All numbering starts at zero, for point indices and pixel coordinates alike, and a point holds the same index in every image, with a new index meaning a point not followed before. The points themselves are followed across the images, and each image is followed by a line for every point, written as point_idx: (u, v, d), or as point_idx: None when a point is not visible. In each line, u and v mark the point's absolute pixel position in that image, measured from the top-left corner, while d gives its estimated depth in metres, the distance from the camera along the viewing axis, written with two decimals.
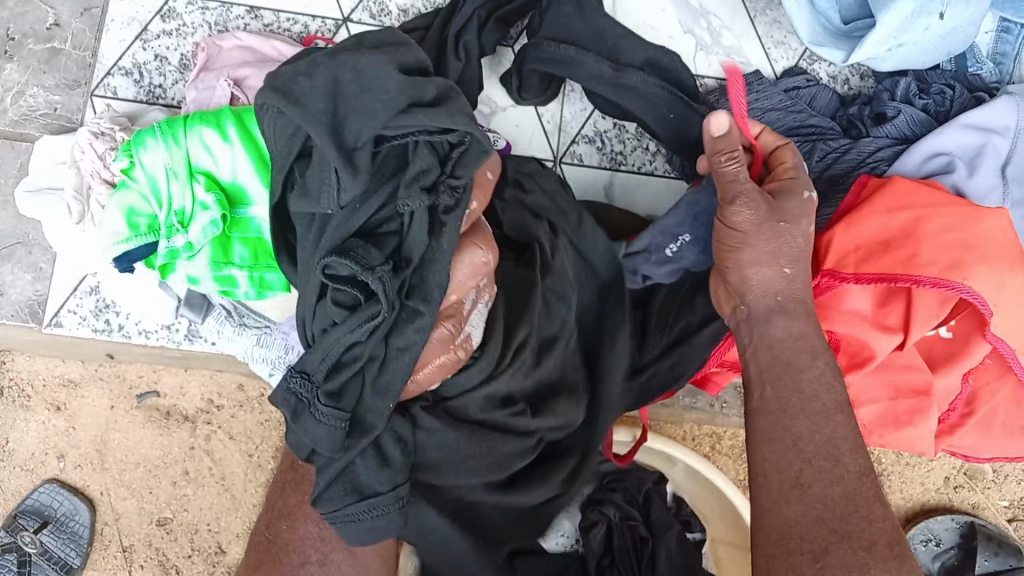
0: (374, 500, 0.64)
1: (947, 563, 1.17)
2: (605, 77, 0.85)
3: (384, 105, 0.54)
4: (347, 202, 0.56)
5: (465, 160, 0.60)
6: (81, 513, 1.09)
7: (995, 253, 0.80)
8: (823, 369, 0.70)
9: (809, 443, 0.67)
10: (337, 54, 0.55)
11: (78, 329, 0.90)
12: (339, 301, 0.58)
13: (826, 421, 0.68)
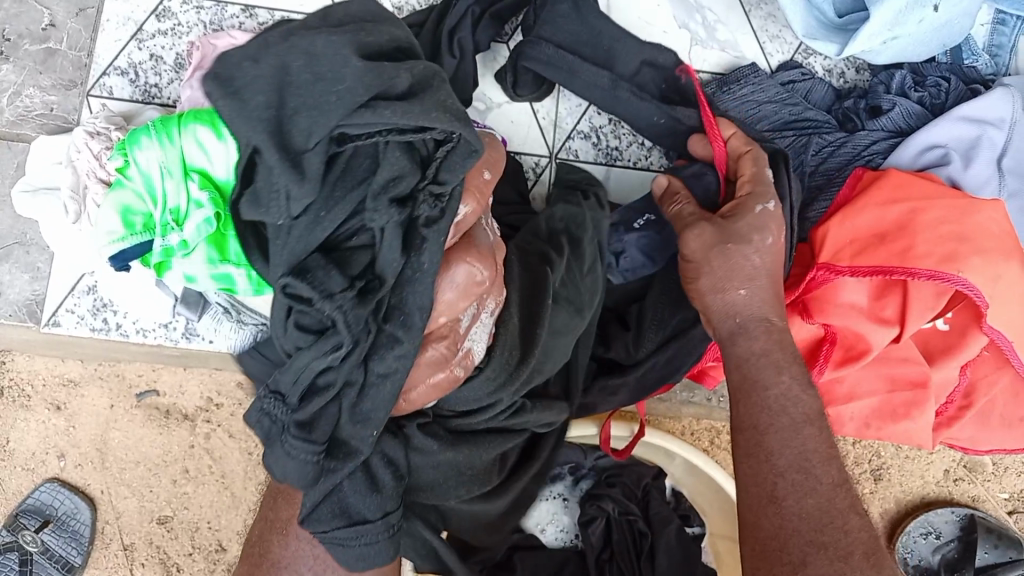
0: (363, 526, 0.58)
1: (946, 556, 1.17)
2: (603, 87, 0.88)
3: (335, 104, 0.42)
4: (301, 216, 0.45)
5: (449, 160, 0.48)
6: (81, 511, 1.10)
7: (989, 245, 0.81)
8: (788, 384, 0.71)
9: (780, 458, 0.68)
10: (285, 37, 0.43)
11: (76, 329, 0.90)
12: (303, 325, 0.49)
13: (796, 434, 0.69)
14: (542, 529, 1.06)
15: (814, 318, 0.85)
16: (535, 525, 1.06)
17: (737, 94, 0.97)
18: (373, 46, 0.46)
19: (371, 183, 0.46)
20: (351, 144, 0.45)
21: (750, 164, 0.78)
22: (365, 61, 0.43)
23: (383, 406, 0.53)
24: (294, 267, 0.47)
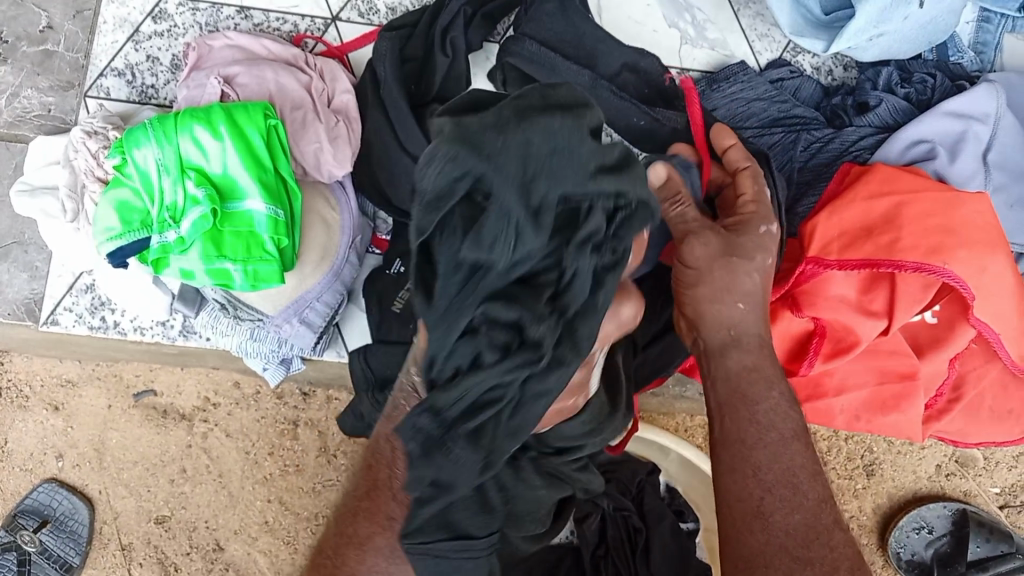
0: (468, 541, 0.57)
1: (939, 550, 1.18)
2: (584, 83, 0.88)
3: (574, 163, 0.46)
4: (516, 260, 0.46)
5: (630, 220, 0.50)
6: (79, 511, 1.11)
7: (977, 237, 0.82)
8: (778, 399, 0.71)
9: (767, 472, 0.67)
10: (524, 115, 0.45)
11: (75, 327, 0.90)
12: (492, 340, 0.47)
13: (783, 451, 0.68)
14: None
15: (803, 311, 0.87)
16: None
17: (727, 92, 0.98)
18: (590, 126, 0.48)
19: (570, 239, 0.47)
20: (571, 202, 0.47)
21: (750, 182, 0.78)
22: (594, 143, 0.47)
23: (534, 418, 0.51)
24: (499, 294, 0.47)
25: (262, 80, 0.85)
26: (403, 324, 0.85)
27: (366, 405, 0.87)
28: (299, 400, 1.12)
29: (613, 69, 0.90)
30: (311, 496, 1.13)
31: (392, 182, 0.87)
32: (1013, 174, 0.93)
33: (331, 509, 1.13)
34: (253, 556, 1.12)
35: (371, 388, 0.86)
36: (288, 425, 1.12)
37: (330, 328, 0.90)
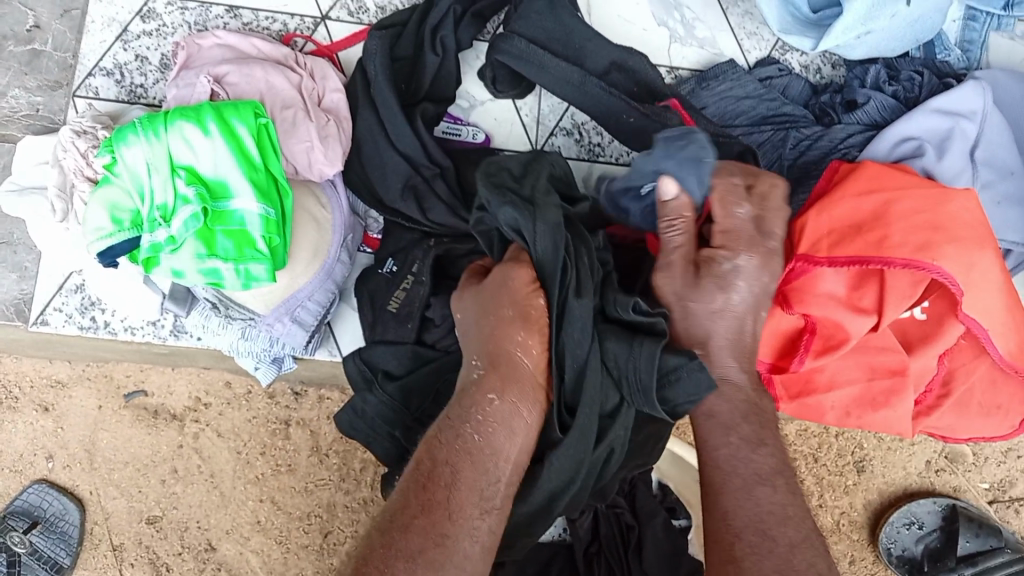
0: (573, 450, 0.75)
1: (929, 546, 1.19)
2: (572, 81, 0.89)
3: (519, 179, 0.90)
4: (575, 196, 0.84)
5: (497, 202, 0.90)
6: (69, 512, 1.10)
7: (965, 234, 0.82)
8: (737, 445, 0.75)
9: (736, 518, 0.71)
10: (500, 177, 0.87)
11: (64, 328, 0.90)
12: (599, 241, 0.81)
13: (749, 496, 0.71)
14: None
15: (793, 308, 0.87)
16: None
17: (716, 90, 0.98)
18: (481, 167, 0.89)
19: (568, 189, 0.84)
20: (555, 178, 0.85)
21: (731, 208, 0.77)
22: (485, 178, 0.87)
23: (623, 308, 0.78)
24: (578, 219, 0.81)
25: (252, 78, 0.85)
26: (400, 324, 0.85)
27: (373, 404, 0.85)
28: (291, 399, 1.12)
29: (599, 67, 0.91)
30: (303, 495, 1.13)
31: (384, 182, 0.88)
32: (1000, 171, 0.94)
33: (323, 508, 1.13)
34: (245, 555, 1.12)
35: (383, 383, 0.84)
36: (279, 425, 1.12)
37: (321, 326, 0.89)
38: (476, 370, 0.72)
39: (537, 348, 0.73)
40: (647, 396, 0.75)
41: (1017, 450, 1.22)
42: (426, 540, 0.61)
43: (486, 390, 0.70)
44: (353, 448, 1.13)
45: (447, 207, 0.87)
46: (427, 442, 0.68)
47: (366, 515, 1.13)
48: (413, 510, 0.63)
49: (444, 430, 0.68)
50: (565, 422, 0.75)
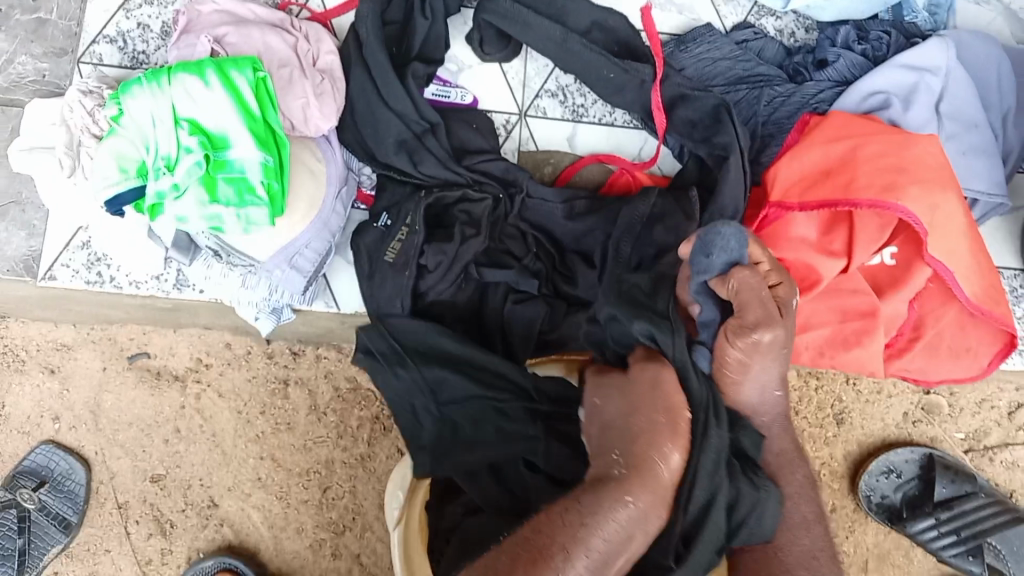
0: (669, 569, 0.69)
1: (907, 493, 1.23)
2: (556, 40, 0.94)
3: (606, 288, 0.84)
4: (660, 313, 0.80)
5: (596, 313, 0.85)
6: (76, 471, 1.13)
7: (927, 175, 0.87)
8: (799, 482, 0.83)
9: (788, 553, 0.80)
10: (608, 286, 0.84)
11: (72, 282, 0.93)
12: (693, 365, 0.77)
13: (805, 532, 0.81)
14: None
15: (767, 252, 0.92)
16: None
17: (693, 52, 1.02)
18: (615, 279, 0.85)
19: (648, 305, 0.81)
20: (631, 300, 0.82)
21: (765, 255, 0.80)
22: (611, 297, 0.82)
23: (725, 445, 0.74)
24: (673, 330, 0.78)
25: (250, 39, 0.89)
26: (398, 274, 0.88)
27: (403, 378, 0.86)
28: (290, 358, 1.17)
29: (581, 27, 0.96)
30: (303, 452, 1.17)
31: (377, 138, 0.92)
32: (965, 124, 0.98)
33: (322, 464, 1.17)
34: (246, 511, 1.16)
35: (419, 364, 0.86)
36: (279, 384, 1.17)
37: (317, 277, 0.93)
38: (615, 467, 0.66)
39: (678, 459, 0.67)
40: (761, 533, 0.77)
41: (991, 401, 1.28)
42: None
43: (622, 488, 0.63)
44: (351, 406, 1.17)
45: (439, 162, 0.91)
46: (542, 516, 0.64)
47: (364, 470, 1.17)
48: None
49: (568, 510, 0.63)
50: (680, 552, 0.69)
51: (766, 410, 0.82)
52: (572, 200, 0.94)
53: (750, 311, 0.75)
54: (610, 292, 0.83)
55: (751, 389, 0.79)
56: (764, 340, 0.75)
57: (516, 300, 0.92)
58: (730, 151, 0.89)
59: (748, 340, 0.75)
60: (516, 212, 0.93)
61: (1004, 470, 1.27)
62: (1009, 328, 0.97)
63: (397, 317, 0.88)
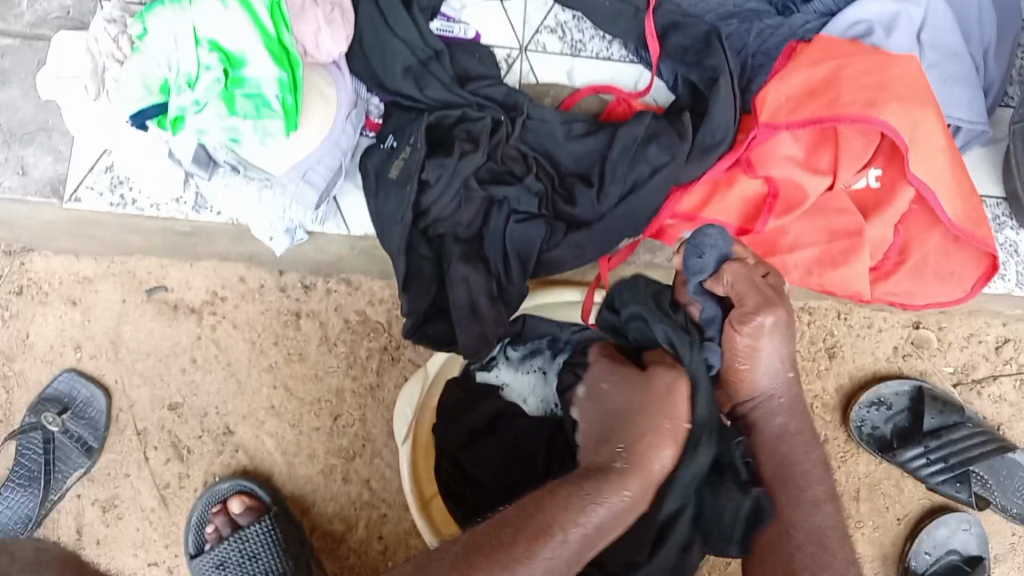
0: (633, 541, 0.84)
1: (897, 425, 1.27)
2: None
3: (630, 287, 0.92)
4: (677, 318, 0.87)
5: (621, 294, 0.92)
6: (97, 398, 1.19)
7: (906, 93, 0.92)
8: (815, 462, 0.88)
9: (800, 531, 0.84)
10: (629, 281, 0.93)
11: (96, 205, 0.98)
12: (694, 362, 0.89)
13: (815, 509, 0.85)
14: (523, 400, 1.13)
15: (756, 171, 0.97)
16: (516, 396, 1.13)
17: None
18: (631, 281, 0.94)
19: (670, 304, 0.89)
20: (659, 299, 0.89)
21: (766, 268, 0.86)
22: (641, 293, 0.90)
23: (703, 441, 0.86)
24: (685, 338, 0.85)
25: None
26: (401, 188, 0.93)
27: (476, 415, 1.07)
28: (301, 292, 1.21)
29: None
30: (314, 381, 1.21)
31: (384, 63, 0.96)
32: (945, 53, 1.03)
33: (332, 393, 1.21)
34: (261, 437, 1.21)
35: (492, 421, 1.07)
36: (291, 316, 1.21)
37: (327, 198, 0.97)
38: (617, 460, 0.77)
39: (669, 454, 0.78)
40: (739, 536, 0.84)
41: (979, 336, 1.31)
42: (495, 569, 0.70)
43: (621, 485, 0.75)
44: (360, 337, 1.22)
45: (443, 85, 0.96)
46: (546, 490, 0.76)
47: (373, 399, 1.22)
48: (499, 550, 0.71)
49: (569, 491, 0.75)
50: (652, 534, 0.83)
51: (778, 391, 0.88)
52: (571, 123, 0.98)
53: (747, 299, 0.84)
54: (637, 290, 0.91)
55: (762, 371, 0.87)
56: (767, 322, 0.83)
57: (516, 220, 0.97)
58: (719, 74, 0.95)
59: (752, 324, 0.83)
60: (518, 134, 0.97)
61: (992, 404, 1.31)
62: (990, 248, 1.00)
63: (390, 236, 0.95)
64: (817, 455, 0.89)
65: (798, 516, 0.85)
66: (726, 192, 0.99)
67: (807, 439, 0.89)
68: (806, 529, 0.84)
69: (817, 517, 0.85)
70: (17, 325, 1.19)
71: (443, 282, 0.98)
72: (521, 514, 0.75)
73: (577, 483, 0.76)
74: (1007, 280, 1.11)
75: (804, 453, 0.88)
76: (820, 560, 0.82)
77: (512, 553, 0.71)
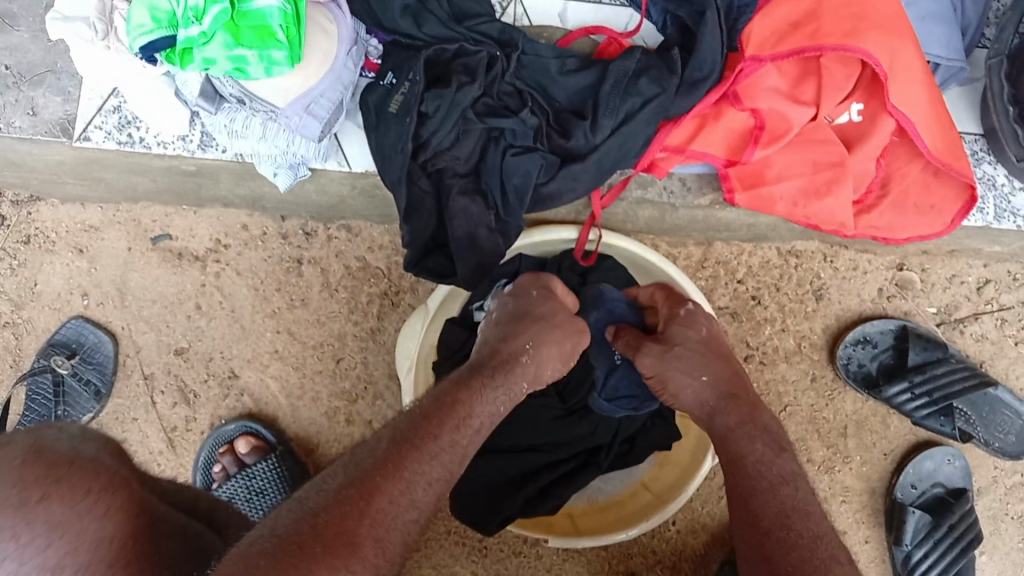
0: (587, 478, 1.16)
1: (883, 362, 1.32)
2: None
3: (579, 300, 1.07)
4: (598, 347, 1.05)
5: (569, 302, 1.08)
6: (104, 344, 1.22)
7: (886, 22, 0.96)
8: (762, 450, 0.83)
9: (765, 518, 0.77)
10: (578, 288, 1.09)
11: (105, 143, 1.01)
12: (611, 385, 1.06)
13: (773, 493, 0.79)
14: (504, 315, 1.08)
15: (742, 104, 1.00)
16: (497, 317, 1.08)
17: None
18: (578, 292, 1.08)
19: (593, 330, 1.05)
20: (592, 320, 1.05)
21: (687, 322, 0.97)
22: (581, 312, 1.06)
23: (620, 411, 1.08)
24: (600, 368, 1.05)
25: None
26: (401, 120, 0.97)
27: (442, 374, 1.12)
28: (303, 239, 1.24)
29: None
30: (317, 326, 1.24)
31: (382, 2, 0.99)
32: None
33: (335, 337, 1.24)
34: (265, 381, 1.24)
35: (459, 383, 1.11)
36: (293, 263, 1.24)
37: (329, 134, 1.01)
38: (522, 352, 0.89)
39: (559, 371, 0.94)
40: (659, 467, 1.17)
41: (961, 276, 1.34)
42: (421, 460, 0.72)
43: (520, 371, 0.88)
44: (361, 283, 1.24)
45: (440, 22, 0.99)
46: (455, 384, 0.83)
47: (374, 343, 1.24)
48: (426, 434, 0.75)
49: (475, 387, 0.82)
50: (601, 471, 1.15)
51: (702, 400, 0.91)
52: (564, 58, 1.02)
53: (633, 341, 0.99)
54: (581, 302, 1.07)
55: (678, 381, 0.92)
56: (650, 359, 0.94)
57: (513, 154, 1.00)
58: (707, 7, 0.98)
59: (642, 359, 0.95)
60: (513, 70, 1.01)
61: (974, 342, 1.35)
62: (968, 180, 1.04)
63: (391, 167, 0.99)
64: (762, 445, 0.84)
65: (758, 498, 0.79)
66: (714, 124, 1.03)
67: (755, 430, 0.85)
68: (769, 515, 0.77)
69: (774, 502, 0.78)
70: (25, 274, 1.22)
71: (443, 215, 1.03)
72: (433, 407, 0.79)
73: (491, 375, 0.85)
74: (984, 214, 1.15)
75: (749, 443, 0.84)
76: (788, 541, 0.74)
77: (440, 439, 0.75)
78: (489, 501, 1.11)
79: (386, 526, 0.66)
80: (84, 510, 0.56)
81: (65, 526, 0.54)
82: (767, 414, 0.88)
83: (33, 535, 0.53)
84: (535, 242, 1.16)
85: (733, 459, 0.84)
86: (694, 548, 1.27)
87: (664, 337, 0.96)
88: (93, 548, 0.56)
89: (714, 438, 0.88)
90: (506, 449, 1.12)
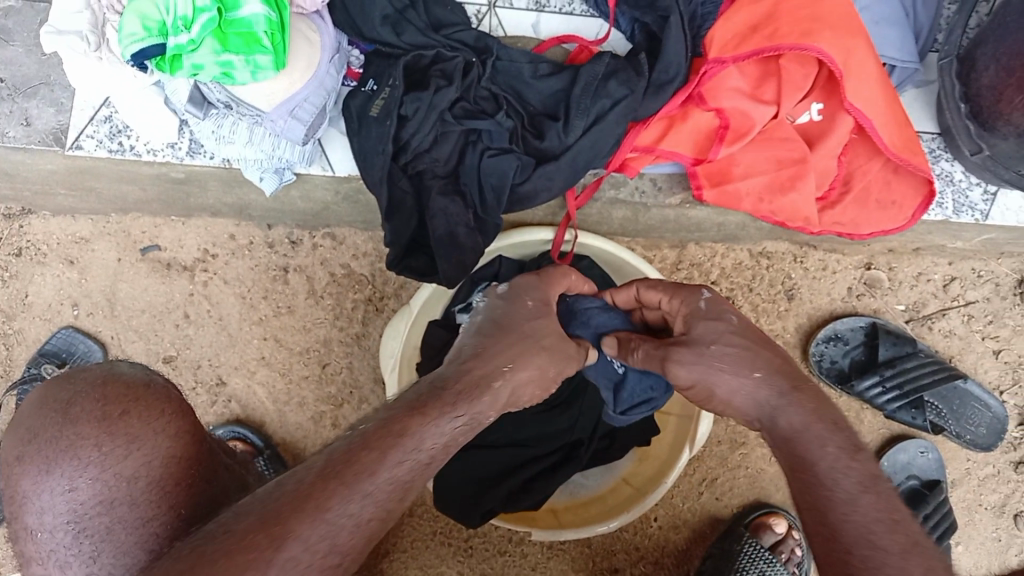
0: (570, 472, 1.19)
1: (854, 358, 1.36)
2: None
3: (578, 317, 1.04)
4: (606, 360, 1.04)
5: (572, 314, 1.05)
6: (94, 353, 1.25)
7: (838, 22, 1.01)
8: (836, 455, 0.75)
9: (845, 536, 0.70)
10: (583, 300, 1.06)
11: (96, 151, 1.05)
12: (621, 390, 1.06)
13: (854, 506, 0.71)
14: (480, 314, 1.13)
15: (707, 103, 1.06)
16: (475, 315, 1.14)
17: None
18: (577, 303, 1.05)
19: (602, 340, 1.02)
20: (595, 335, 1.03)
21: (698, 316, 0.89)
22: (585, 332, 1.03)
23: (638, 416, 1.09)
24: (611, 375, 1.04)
25: None
26: (381, 123, 1.01)
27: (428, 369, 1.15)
28: (288, 247, 1.27)
29: None
30: (302, 332, 1.27)
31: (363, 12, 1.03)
32: None
33: (321, 342, 1.27)
34: (252, 387, 1.27)
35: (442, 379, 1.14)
36: (278, 271, 1.27)
37: (313, 139, 1.05)
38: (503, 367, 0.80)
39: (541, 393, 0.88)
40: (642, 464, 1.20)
41: (927, 275, 1.39)
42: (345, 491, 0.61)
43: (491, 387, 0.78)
44: (345, 290, 1.27)
45: (418, 30, 1.04)
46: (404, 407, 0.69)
47: (359, 348, 1.27)
48: (360, 466, 0.63)
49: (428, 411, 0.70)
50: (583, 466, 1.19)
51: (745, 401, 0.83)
52: (537, 63, 1.07)
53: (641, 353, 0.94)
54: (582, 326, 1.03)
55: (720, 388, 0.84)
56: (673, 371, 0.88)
57: (490, 155, 1.05)
58: (671, 13, 1.03)
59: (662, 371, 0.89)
60: (488, 75, 1.05)
61: (942, 338, 1.39)
62: (926, 175, 1.09)
63: (372, 169, 1.03)
64: (836, 447, 0.76)
65: (836, 512, 0.72)
66: (681, 124, 1.08)
67: (828, 430, 0.77)
68: (848, 529, 0.70)
69: (858, 514, 0.71)
70: (16, 285, 1.25)
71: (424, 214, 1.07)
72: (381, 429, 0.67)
73: (452, 403, 0.72)
74: (943, 208, 1.21)
75: (821, 448, 0.76)
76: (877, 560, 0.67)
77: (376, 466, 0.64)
78: (473, 494, 1.14)
79: (305, 553, 0.58)
80: (157, 429, 0.72)
81: (140, 439, 0.71)
82: (837, 409, 0.80)
83: (113, 445, 0.70)
84: (510, 244, 1.20)
85: (801, 465, 0.76)
86: (676, 543, 1.29)
87: (688, 338, 0.87)
88: (162, 465, 0.71)
89: (779, 442, 0.80)
90: (489, 445, 1.14)
